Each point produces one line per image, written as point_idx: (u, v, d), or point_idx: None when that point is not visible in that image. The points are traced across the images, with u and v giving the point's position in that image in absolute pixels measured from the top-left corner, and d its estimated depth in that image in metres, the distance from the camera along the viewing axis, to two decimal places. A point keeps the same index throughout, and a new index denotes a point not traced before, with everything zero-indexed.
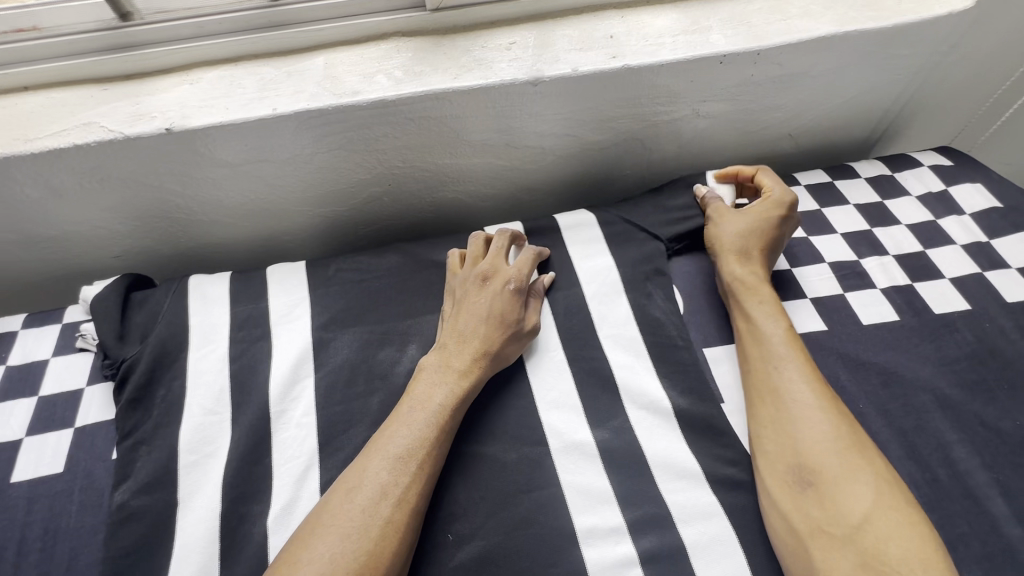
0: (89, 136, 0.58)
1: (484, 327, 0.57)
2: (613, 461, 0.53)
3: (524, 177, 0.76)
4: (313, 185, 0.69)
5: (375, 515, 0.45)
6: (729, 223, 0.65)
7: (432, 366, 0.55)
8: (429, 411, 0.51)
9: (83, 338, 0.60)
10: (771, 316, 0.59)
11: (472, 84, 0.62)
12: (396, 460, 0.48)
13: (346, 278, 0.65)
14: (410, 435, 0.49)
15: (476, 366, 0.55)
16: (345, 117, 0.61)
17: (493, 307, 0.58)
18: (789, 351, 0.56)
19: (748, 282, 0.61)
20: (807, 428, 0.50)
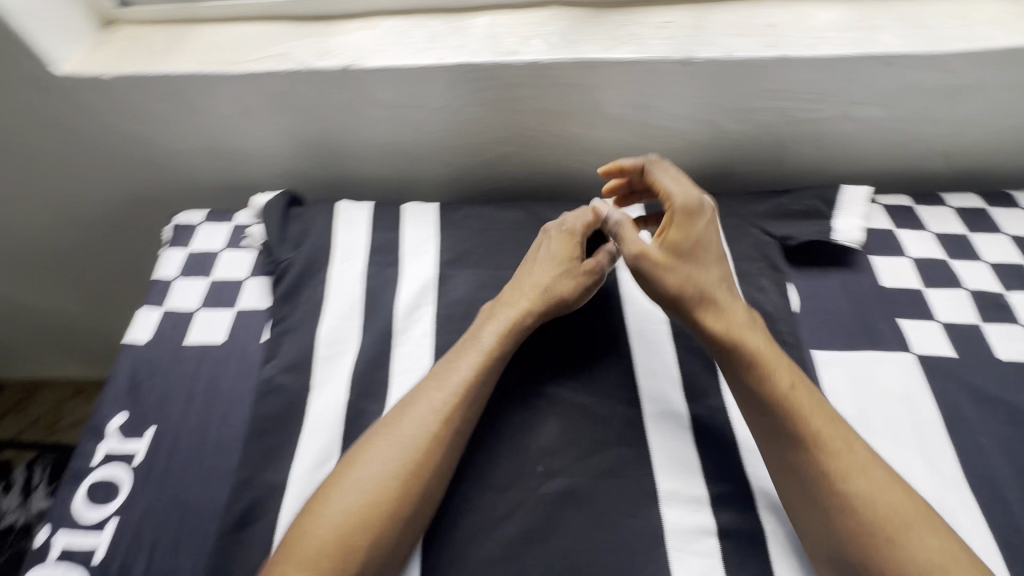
0: (283, 64, 0.67)
1: (552, 275, 0.60)
2: (704, 438, 0.54)
3: (649, 158, 0.77)
4: (454, 136, 0.74)
5: (395, 466, 0.48)
6: (676, 266, 0.55)
7: (487, 313, 0.59)
8: (496, 336, 0.56)
9: (249, 239, 0.70)
10: (764, 355, 0.52)
11: (624, 57, 0.64)
12: (412, 421, 0.50)
13: (471, 225, 0.70)
14: (467, 366, 0.54)
15: (539, 304, 0.58)
16: (499, 74, 0.66)
17: (568, 258, 0.61)
18: (793, 425, 0.48)
19: (729, 349, 0.52)
20: (841, 516, 0.45)
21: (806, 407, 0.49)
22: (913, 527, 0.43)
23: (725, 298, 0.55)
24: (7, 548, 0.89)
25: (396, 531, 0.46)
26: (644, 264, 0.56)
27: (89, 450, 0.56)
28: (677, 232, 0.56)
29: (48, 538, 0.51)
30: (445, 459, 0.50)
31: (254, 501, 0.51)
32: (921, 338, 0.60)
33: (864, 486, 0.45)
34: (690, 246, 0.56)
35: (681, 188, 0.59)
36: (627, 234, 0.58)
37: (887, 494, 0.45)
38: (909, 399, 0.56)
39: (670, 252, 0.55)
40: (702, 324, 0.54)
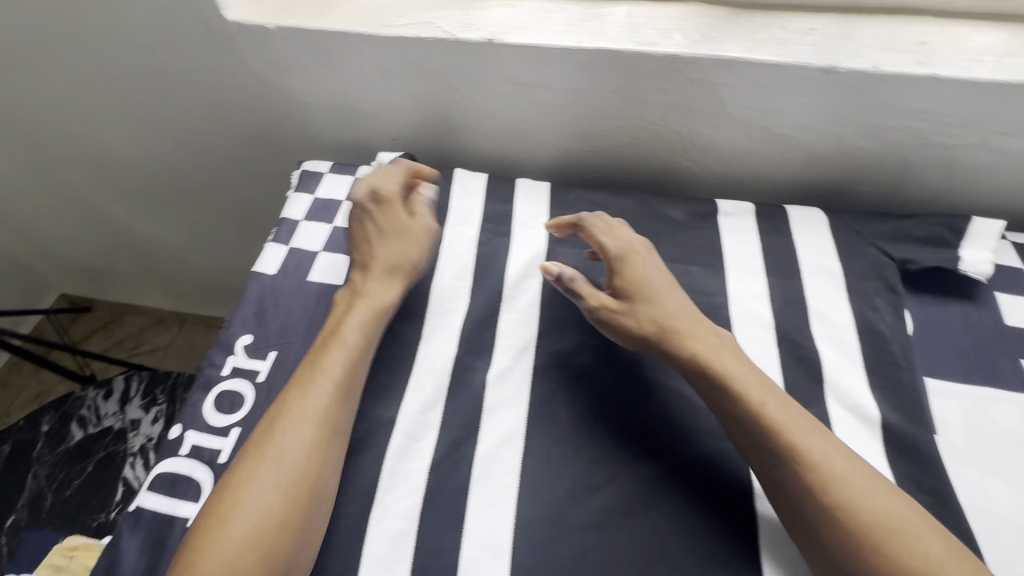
0: (429, 32, 0.70)
1: (408, 249, 0.62)
2: None
3: (764, 165, 0.77)
4: (572, 121, 0.76)
5: (302, 451, 0.49)
6: (630, 308, 0.57)
7: (355, 300, 0.59)
8: (367, 318, 0.58)
9: None
10: (732, 367, 0.52)
11: (765, 59, 0.64)
12: (306, 409, 0.51)
13: (582, 207, 0.72)
14: (349, 354, 0.55)
15: (403, 283, 0.61)
16: (635, 63, 0.67)
17: (399, 230, 0.63)
18: (773, 444, 0.48)
19: (697, 379, 0.53)
20: (830, 528, 0.45)
21: (771, 420, 0.49)
22: (902, 526, 0.44)
23: (690, 319, 0.56)
24: (101, 450, 0.97)
25: (324, 498, 0.50)
26: (607, 316, 0.58)
27: (219, 361, 0.61)
28: (624, 274, 0.59)
29: (181, 433, 0.56)
30: (342, 434, 0.53)
31: (365, 432, 0.55)
32: None
33: (838, 493, 0.45)
34: (641, 286, 0.58)
35: (614, 235, 0.62)
36: (579, 287, 0.60)
37: (868, 493, 0.46)
38: None
39: (625, 296, 0.58)
40: (672, 361, 0.55)
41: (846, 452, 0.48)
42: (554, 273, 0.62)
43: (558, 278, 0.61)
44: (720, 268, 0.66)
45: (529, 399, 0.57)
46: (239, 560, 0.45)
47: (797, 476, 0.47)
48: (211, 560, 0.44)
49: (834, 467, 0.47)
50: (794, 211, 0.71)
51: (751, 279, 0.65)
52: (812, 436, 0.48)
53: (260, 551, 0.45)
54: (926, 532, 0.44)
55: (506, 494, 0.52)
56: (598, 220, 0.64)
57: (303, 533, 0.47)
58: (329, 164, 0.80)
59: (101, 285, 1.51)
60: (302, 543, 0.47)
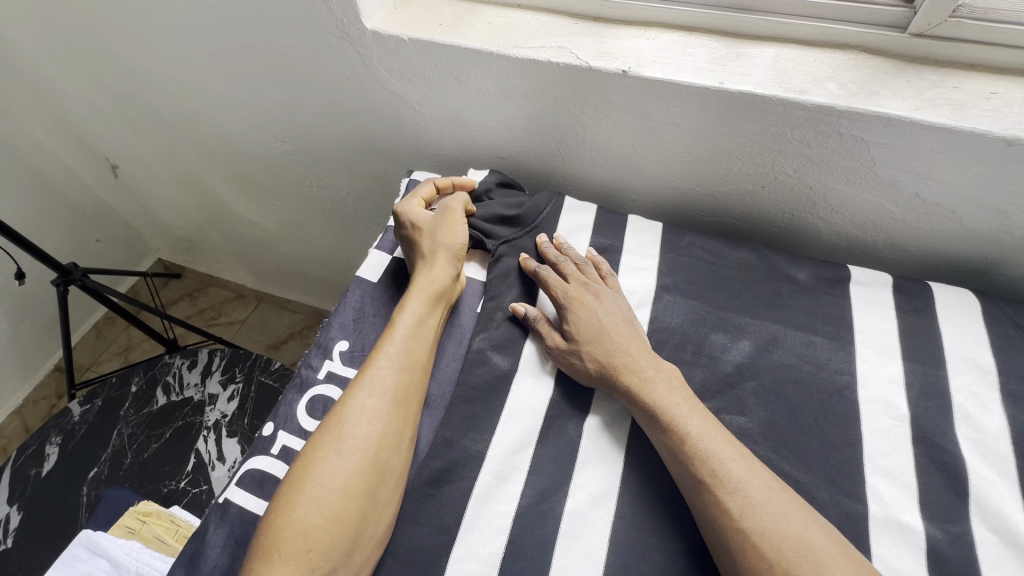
0: (562, 58, 0.68)
1: (449, 239, 0.65)
2: (940, 566, 0.47)
3: (903, 231, 0.69)
4: (695, 160, 0.72)
5: (369, 434, 0.52)
6: (576, 346, 0.57)
7: (414, 288, 0.61)
8: (418, 301, 0.60)
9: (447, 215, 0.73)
10: (667, 398, 0.52)
11: (935, 121, 0.57)
12: (370, 389, 0.54)
13: (696, 253, 0.67)
14: (409, 340, 0.58)
15: (452, 261, 0.64)
16: (780, 111, 0.62)
17: (434, 223, 0.66)
18: (692, 472, 0.49)
19: (646, 418, 0.52)
20: (736, 555, 0.45)
21: (689, 443, 0.50)
22: (810, 543, 0.44)
23: (628, 350, 0.56)
24: (179, 418, 1.01)
25: (396, 478, 0.51)
26: (559, 355, 0.58)
27: (316, 364, 0.61)
28: (574, 311, 0.59)
29: (273, 432, 0.58)
30: (408, 416, 0.55)
31: (452, 462, 0.53)
32: None
33: (751, 517, 0.45)
34: (592, 324, 0.58)
35: (569, 278, 0.62)
36: (540, 327, 0.60)
37: (780, 515, 0.46)
38: None
39: (573, 335, 0.58)
40: (620, 398, 0.55)
41: (763, 470, 0.49)
42: (521, 314, 0.61)
43: (524, 318, 0.61)
44: (850, 343, 0.59)
45: (627, 457, 0.53)
46: (315, 534, 0.47)
47: (709, 500, 0.47)
48: (293, 528, 0.47)
49: (751, 491, 0.47)
50: (938, 290, 0.63)
51: (886, 361, 0.58)
52: (725, 458, 0.49)
53: (339, 522, 0.48)
54: (839, 555, 0.44)
55: (593, 558, 0.48)
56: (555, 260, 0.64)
57: (379, 512, 0.49)
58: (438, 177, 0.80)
59: (194, 257, 1.59)
60: (377, 520, 0.49)
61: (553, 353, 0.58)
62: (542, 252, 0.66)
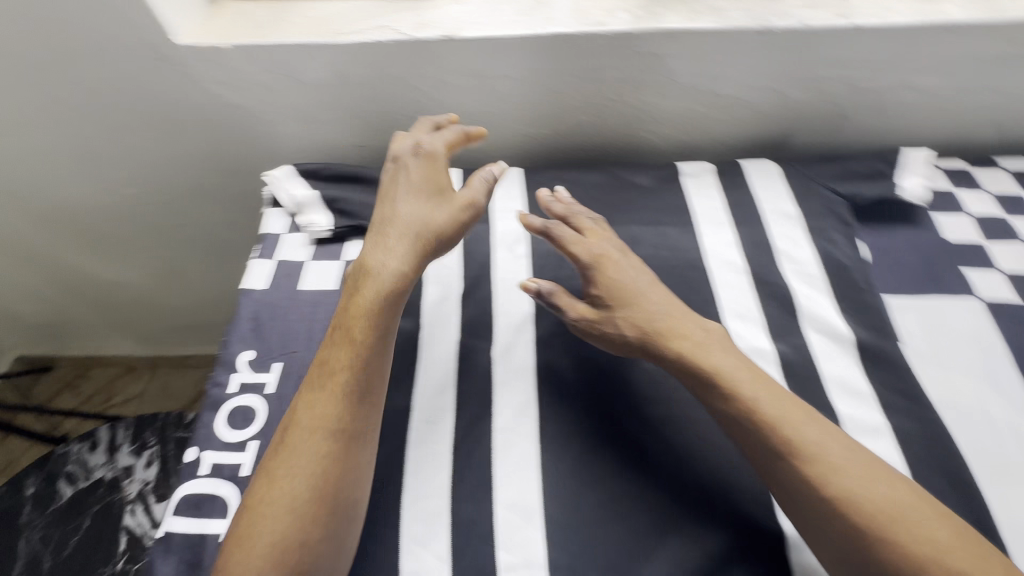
0: (386, 36, 0.71)
1: (432, 214, 0.58)
2: (791, 370, 0.59)
3: (714, 126, 0.82)
4: (533, 105, 0.79)
5: (321, 474, 0.47)
6: (608, 315, 0.57)
7: (365, 293, 0.55)
8: (370, 310, 0.53)
9: (309, 230, 0.72)
10: (714, 349, 0.53)
11: (705, 27, 0.69)
12: (325, 428, 0.49)
13: (554, 185, 0.75)
14: (359, 362, 0.52)
15: (419, 250, 0.57)
16: (588, 44, 0.71)
17: (423, 187, 0.60)
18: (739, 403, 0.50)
19: (689, 373, 0.53)
20: (783, 469, 0.47)
21: (727, 380, 0.51)
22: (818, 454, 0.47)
23: (669, 313, 0.56)
24: (95, 503, 0.93)
25: (354, 512, 0.49)
26: (588, 326, 0.57)
27: (223, 380, 0.61)
28: (604, 270, 0.58)
29: (197, 455, 0.56)
30: (366, 444, 0.50)
31: (383, 423, 0.56)
32: (982, 284, 0.64)
33: (765, 442, 0.48)
34: (622, 290, 0.57)
35: (584, 243, 0.60)
36: (559, 300, 0.59)
37: (804, 426, 0.48)
38: (981, 338, 0.60)
39: (604, 300, 0.57)
40: (665, 363, 0.54)
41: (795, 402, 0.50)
42: (532, 291, 0.59)
43: (537, 293, 0.59)
44: (692, 225, 0.70)
45: (536, 368, 0.60)
46: None
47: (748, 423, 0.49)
48: None
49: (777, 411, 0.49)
50: (748, 165, 0.76)
51: (722, 231, 0.69)
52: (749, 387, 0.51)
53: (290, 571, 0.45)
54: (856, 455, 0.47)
55: (527, 459, 0.54)
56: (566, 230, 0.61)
57: (336, 550, 0.47)
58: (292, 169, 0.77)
59: (61, 343, 1.42)
60: (333, 557, 0.47)
61: (580, 323, 0.58)
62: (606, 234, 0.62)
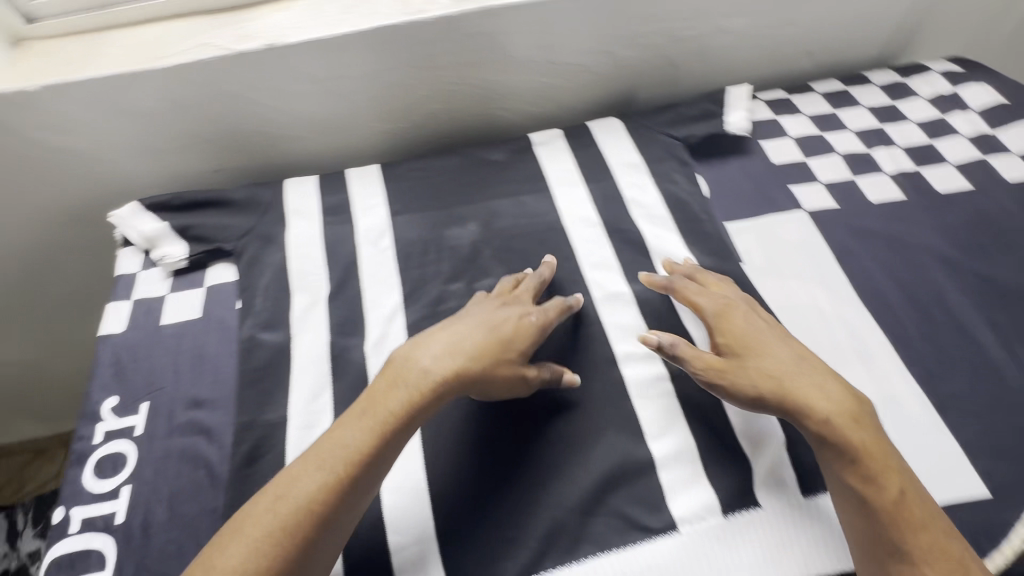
0: (208, 53, 0.70)
1: (485, 355, 0.52)
2: (647, 306, 0.62)
3: (562, 94, 0.85)
4: (381, 101, 0.80)
5: (294, 552, 0.43)
6: (739, 365, 0.52)
7: (399, 383, 0.50)
8: (395, 403, 0.49)
9: (163, 262, 0.69)
10: (828, 402, 0.49)
11: (520, 1, 0.72)
12: (318, 507, 0.44)
13: (412, 175, 0.76)
14: (376, 449, 0.47)
15: (453, 386, 0.50)
16: (414, 32, 0.72)
17: (498, 321, 0.55)
18: (863, 475, 0.47)
19: (834, 448, 0.48)
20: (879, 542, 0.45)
21: (851, 450, 0.47)
22: (886, 526, 0.45)
23: (816, 378, 0.51)
24: None
25: None
26: (715, 377, 0.52)
27: (87, 433, 0.58)
28: (727, 322, 0.55)
29: (65, 514, 0.54)
30: (345, 527, 0.46)
31: (260, 438, 0.56)
32: (807, 196, 0.70)
33: (872, 501, 0.46)
34: (747, 340, 0.53)
35: (708, 295, 0.58)
36: (685, 351, 0.54)
37: (921, 509, 0.45)
38: (808, 245, 0.66)
39: (732, 352, 0.53)
40: (806, 428, 0.49)
41: (909, 485, 0.46)
42: (654, 342, 0.55)
43: (659, 345, 0.55)
44: (547, 190, 0.73)
45: None
46: None
47: (864, 493, 0.46)
48: None
49: (899, 488, 0.46)
50: (594, 125, 0.80)
51: (575, 191, 0.73)
52: (886, 470, 0.47)
53: None
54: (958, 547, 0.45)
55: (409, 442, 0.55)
56: (703, 295, 0.58)
57: None
58: (136, 203, 0.73)
59: None
60: None
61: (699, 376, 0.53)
62: (701, 278, 0.61)
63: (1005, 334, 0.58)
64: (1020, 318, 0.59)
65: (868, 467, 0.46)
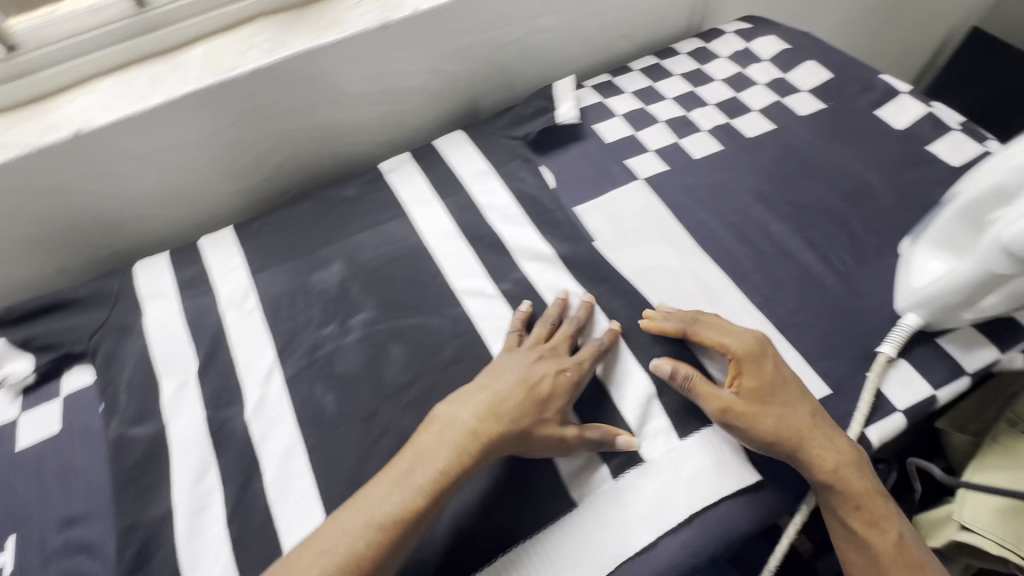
0: (8, 155, 0.65)
1: (520, 418, 0.51)
2: (515, 302, 0.65)
3: (405, 118, 0.87)
4: (221, 162, 0.78)
5: None
6: (761, 408, 0.52)
7: (445, 442, 0.50)
8: (436, 471, 0.48)
9: (8, 382, 0.64)
10: (845, 453, 0.52)
11: (332, 39, 0.73)
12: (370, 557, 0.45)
13: (268, 229, 0.75)
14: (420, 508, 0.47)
15: (485, 456, 0.50)
16: (232, 89, 0.71)
17: (533, 380, 0.54)
18: (867, 516, 0.51)
19: (847, 491, 0.51)
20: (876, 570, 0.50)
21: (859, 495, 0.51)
22: (880, 563, 0.50)
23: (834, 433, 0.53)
24: None
25: None
26: (730, 416, 0.52)
27: None
28: (754, 364, 0.54)
29: None
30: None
31: (146, 538, 0.53)
32: (642, 166, 0.76)
33: (871, 536, 0.51)
34: (765, 386, 0.53)
35: (738, 335, 0.56)
36: (699, 388, 0.54)
37: (910, 546, 0.51)
38: (649, 210, 0.72)
39: (750, 395, 0.53)
40: (815, 471, 0.51)
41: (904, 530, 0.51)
42: (666, 372, 0.55)
43: (671, 376, 0.55)
44: (404, 213, 0.74)
45: (292, 408, 0.60)
46: None
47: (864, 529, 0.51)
48: None
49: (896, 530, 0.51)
50: (440, 141, 0.82)
51: (431, 208, 0.74)
52: (889, 519, 0.51)
53: None
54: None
55: (305, 496, 0.54)
56: (737, 335, 0.56)
57: None
58: None
59: None
60: None
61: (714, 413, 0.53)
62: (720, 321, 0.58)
63: (821, 249, 0.66)
64: (830, 232, 0.67)
65: (868, 511, 0.51)
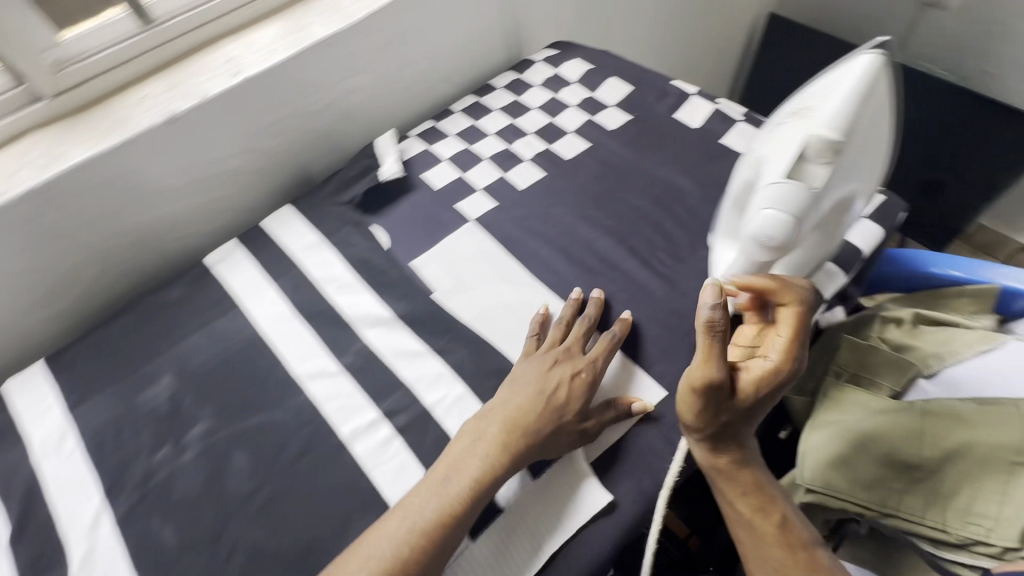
0: None
1: (547, 422, 0.54)
2: (360, 375, 0.63)
3: (231, 202, 0.83)
4: (19, 292, 0.71)
5: None
6: (739, 397, 0.51)
7: (477, 452, 0.52)
8: (467, 486, 0.51)
9: None
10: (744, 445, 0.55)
11: (116, 141, 0.69)
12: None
13: (85, 355, 0.68)
14: (448, 523, 0.49)
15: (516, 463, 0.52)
16: (6, 216, 0.65)
17: (552, 384, 0.56)
18: (761, 502, 0.53)
19: (739, 479, 0.54)
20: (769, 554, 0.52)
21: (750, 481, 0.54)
22: (766, 543, 0.52)
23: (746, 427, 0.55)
24: None
25: None
26: (710, 391, 0.49)
27: None
28: (766, 361, 0.52)
29: None
30: None
31: None
32: (472, 207, 0.77)
33: (763, 519, 0.53)
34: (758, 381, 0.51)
35: (788, 322, 0.54)
36: (709, 344, 0.49)
37: (798, 526, 0.53)
38: (483, 250, 0.73)
39: (746, 384, 0.51)
40: (723, 457, 0.54)
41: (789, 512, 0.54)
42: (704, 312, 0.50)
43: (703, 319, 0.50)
44: (236, 305, 0.71)
45: (126, 554, 0.54)
46: None
47: (755, 514, 0.53)
48: None
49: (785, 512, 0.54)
50: (268, 220, 0.79)
51: (264, 294, 0.71)
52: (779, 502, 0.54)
53: None
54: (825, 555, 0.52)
55: None
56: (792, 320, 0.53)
57: None
58: None
59: None
60: None
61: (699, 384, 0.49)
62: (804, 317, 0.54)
63: (643, 256, 0.70)
64: (649, 237, 0.71)
65: (758, 497, 0.54)
